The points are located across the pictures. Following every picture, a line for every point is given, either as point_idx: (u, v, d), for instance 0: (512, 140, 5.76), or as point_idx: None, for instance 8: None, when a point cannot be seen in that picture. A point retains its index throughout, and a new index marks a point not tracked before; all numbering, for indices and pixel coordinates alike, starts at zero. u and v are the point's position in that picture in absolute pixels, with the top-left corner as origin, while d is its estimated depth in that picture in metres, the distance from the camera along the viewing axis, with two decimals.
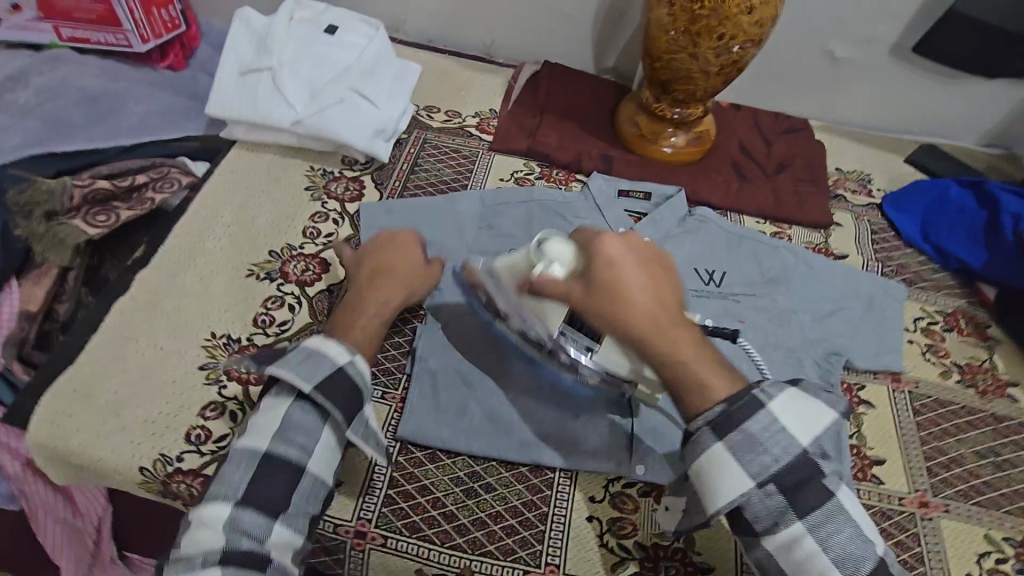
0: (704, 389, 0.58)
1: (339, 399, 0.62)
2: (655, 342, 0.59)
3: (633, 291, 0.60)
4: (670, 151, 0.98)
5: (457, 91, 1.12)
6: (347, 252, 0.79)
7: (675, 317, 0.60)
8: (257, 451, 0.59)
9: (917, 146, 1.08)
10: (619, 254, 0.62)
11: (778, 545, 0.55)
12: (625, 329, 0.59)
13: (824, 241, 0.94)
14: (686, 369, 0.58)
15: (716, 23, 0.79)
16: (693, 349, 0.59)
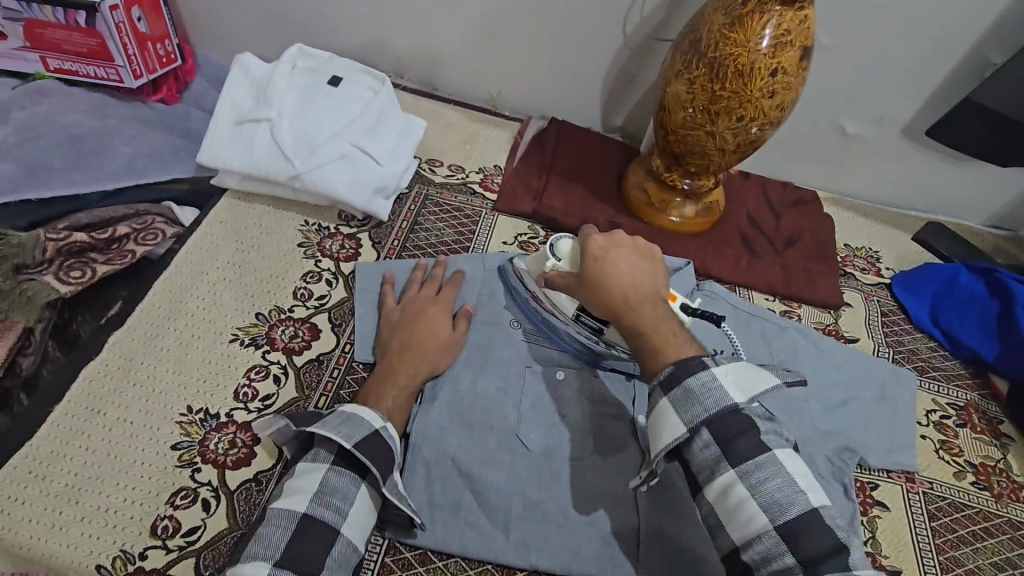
0: (659, 354, 0.61)
1: (378, 459, 0.62)
2: (628, 314, 0.64)
3: (618, 276, 0.66)
4: (679, 221, 0.96)
5: (462, 143, 1.09)
6: (389, 310, 0.79)
7: (653, 296, 0.65)
8: (295, 511, 0.58)
9: (925, 223, 1.07)
10: (615, 248, 0.69)
11: (714, 494, 0.54)
12: (604, 302, 0.66)
13: (834, 321, 0.92)
14: (656, 336, 0.62)
15: (736, 106, 0.78)
16: (663, 324, 0.63)
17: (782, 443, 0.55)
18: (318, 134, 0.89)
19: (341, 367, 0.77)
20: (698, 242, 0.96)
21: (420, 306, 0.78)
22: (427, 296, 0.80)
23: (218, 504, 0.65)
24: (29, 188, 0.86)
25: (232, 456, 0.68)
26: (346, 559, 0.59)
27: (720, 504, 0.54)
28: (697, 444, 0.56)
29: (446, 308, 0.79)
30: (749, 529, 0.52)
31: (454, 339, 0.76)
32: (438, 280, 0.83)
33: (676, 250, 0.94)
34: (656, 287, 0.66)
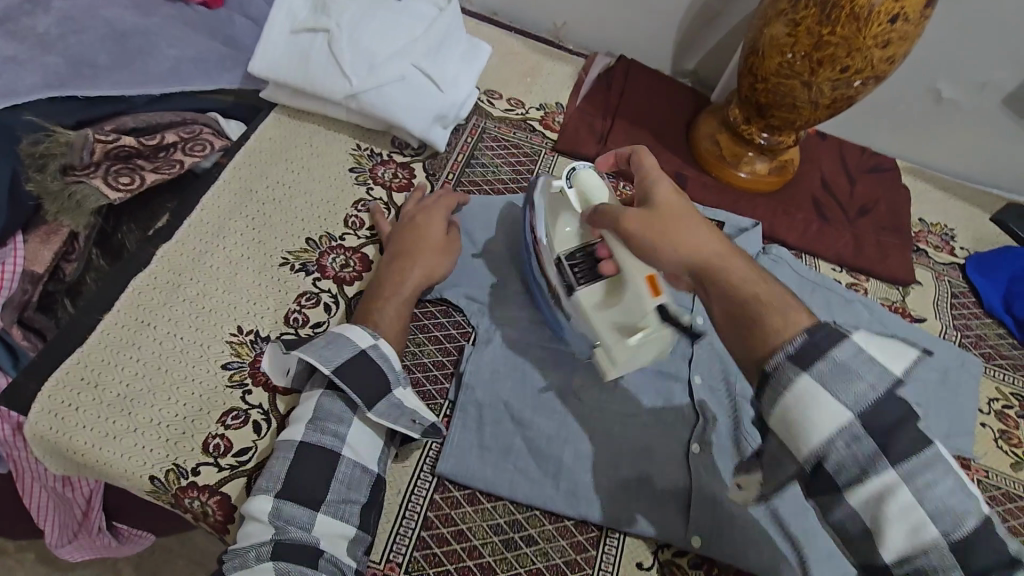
0: (774, 318, 0.50)
1: (358, 378, 0.61)
2: (714, 286, 0.53)
3: (680, 244, 0.54)
4: (748, 178, 0.90)
5: (523, 76, 1.02)
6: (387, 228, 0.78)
7: (727, 253, 0.54)
8: (293, 440, 0.59)
9: (1006, 204, 1.00)
10: (659, 188, 0.58)
11: (866, 499, 0.45)
12: (685, 271, 0.55)
13: (902, 299, 0.87)
14: (763, 302, 0.51)
15: (843, 54, 0.71)
16: (758, 285, 0.52)
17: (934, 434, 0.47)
18: (377, 51, 0.82)
19: None
20: (768, 202, 0.91)
21: (417, 216, 0.76)
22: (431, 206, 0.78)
23: (269, 427, 0.64)
24: (74, 84, 0.81)
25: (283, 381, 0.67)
26: (359, 480, 0.59)
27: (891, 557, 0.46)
28: (844, 438, 0.45)
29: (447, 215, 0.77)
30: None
31: (448, 243, 0.75)
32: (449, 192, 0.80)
33: (744, 209, 0.89)
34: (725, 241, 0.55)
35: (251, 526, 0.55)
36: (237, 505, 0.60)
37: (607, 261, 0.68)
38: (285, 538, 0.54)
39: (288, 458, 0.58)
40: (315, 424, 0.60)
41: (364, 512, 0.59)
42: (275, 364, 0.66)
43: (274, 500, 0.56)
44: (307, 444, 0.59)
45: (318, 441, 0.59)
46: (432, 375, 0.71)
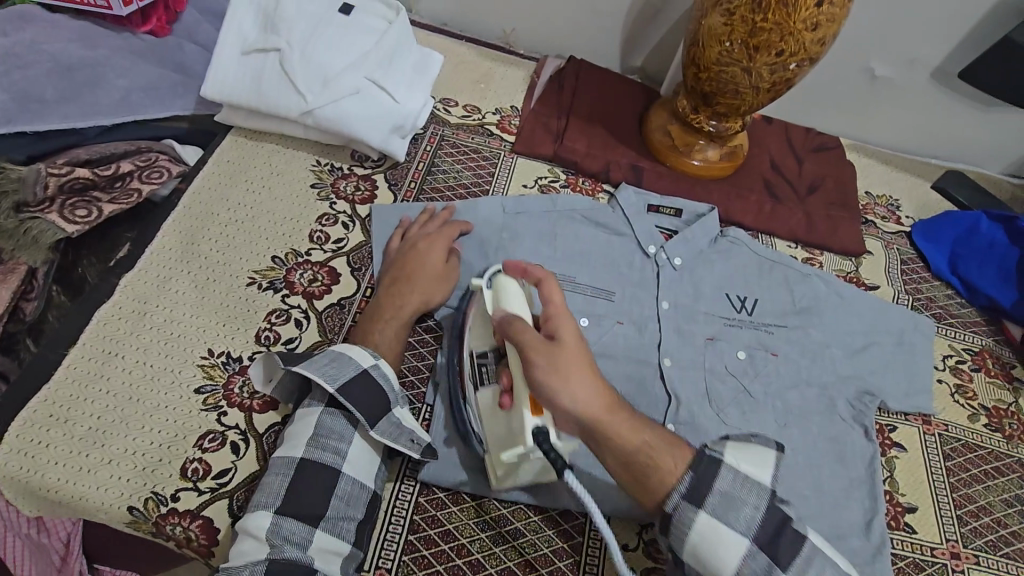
0: (660, 473, 0.55)
1: (365, 399, 0.61)
2: (602, 442, 0.56)
3: (576, 399, 0.55)
4: (701, 165, 0.93)
5: (476, 83, 1.04)
6: (394, 243, 0.78)
7: (623, 414, 0.56)
8: (292, 458, 0.59)
9: (946, 171, 1.05)
10: (563, 328, 0.58)
11: None
12: (575, 421, 0.55)
13: (855, 269, 0.91)
14: (650, 480, 0.55)
15: (776, 39, 0.74)
16: (644, 431, 0.56)
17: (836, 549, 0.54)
18: (330, 66, 0.83)
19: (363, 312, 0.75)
20: (721, 187, 0.94)
21: (419, 242, 0.76)
22: (429, 235, 0.77)
23: (247, 447, 0.64)
24: (21, 120, 0.82)
25: (259, 400, 0.67)
26: (357, 497, 0.60)
27: None
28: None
29: (449, 245, 0.76)
30: None
31: (447, 271, 0.74)
32: (450, 220, 0.80)
33: (699, 195, 0.92)
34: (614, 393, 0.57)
35: (245, 544, 0.55)
36: (220, 527, 0.59)
37: (507, 392, 0.61)
38: (279, 557, 0.53)
39: (288, 475, 0.58)
40: (314, 442, 0.60)
41: (359, 530, 0.59)
42: (262, 373, 0.66)
43: (271, 518, 0.56)
44: (308, 462, 0.59)
45: (317, 457, 0.59)
46: (409, 379, 0.71)
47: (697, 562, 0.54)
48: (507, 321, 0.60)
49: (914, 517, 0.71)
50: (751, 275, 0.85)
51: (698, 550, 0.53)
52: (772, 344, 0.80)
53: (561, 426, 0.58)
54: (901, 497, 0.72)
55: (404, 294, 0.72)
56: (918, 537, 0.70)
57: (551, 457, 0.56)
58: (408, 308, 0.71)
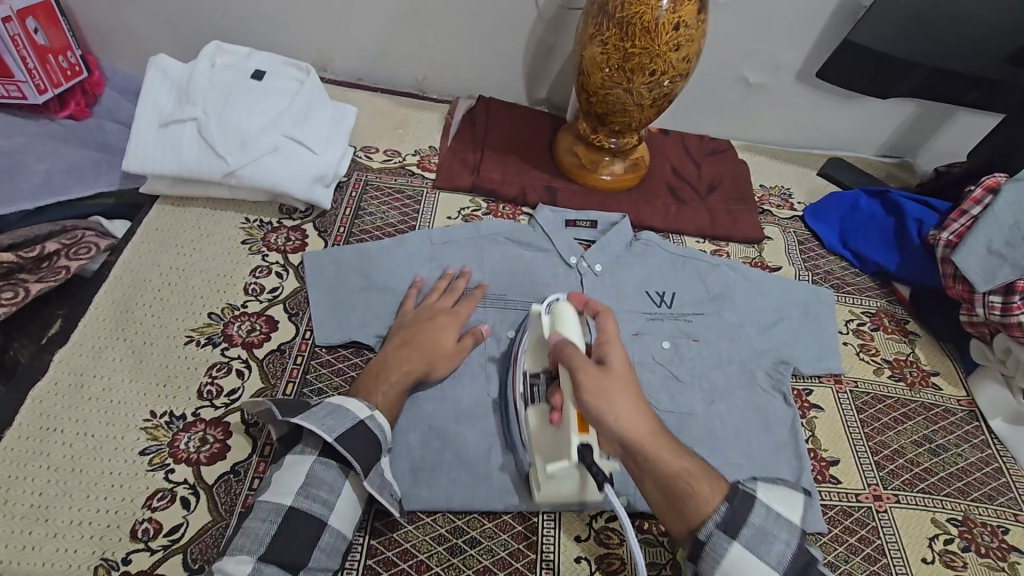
0: (693, 500, 0.56)
1: (361, 450, 0.62)
2: (640, 465, 0.58)
3: (616, 416, 0.58)
4: (610, 179, 1.02)
5: (394, 129, 1.11)
6: (410, 306, 0.80)
7: (663, 437, 0.58)
8: (282, 505, 0.59)
9: (827, 158, 1.18)
10: (610, 352, 0.63)
11: None
12: (618, 440, 0.58)
13: (759, 254, 1.00)
14: (685, 506, 0.56)
15: (648, 61, 0.84)
16: (683, 456, 0.58)
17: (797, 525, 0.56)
18: (247, 128, 0.88)
19: (304, 354, 0.78)
20: (631, 197, 1.03)
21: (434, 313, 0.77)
22: (450, 309, 0.79)
23: (198, 499, 0.64)
24: None
25: (206, 452, 0.68)
26: (337, 548, 0.60)
27: None
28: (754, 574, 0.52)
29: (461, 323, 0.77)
30: None
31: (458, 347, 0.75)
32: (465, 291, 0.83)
33: (611, 206, 1.00)
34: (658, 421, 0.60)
35: None
36: None
37: (557, 410, 0.65)
38: None
39: (275, 522, 0.58)
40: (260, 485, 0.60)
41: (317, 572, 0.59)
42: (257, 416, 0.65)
43: (255, 566, 0.55)
44: (297, 510, 0.59)
45: (307, 507, 0.59)
46: None
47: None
48: (559, 345, 0.65)
49: (838, 469, 0.77)
50: (666, 271, 0.91)
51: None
52: (693, 332, 0.87)
53: (605, 446, 0.61)
54: (824, 453, 0.79)
55: (409, 359, 0.72)
56: (844, 486, 0.76)
57: (592, 470, 0.60)
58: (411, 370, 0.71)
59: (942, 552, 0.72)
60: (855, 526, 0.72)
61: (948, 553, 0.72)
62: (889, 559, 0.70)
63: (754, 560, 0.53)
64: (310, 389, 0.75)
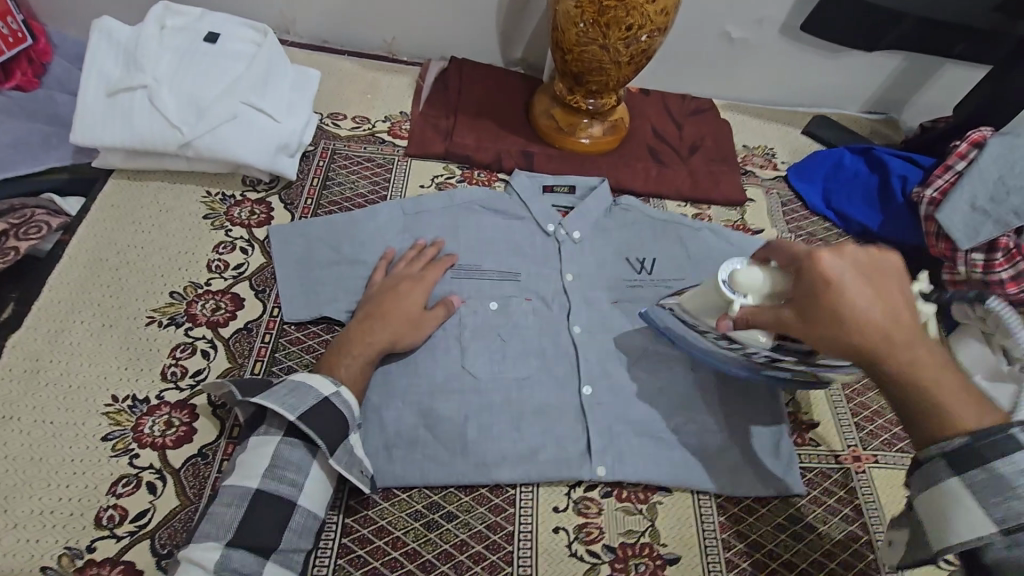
0: (943, 420, 0.47)
1: (325, 427, 0.61)
2: (879, 365, 0.49)
3: (870, 313, 0.49)
4: (589, 142, 0.98)
5: (363, 94, 1.05)
6: (377, 276, 0.78)
7: (921, 338, 0.49)
8: (247, 489, 0.58)
9: (812, 116, 1.15)
10: (846, 265, 0.51)
11: None
12: (857, 343, 0.49)
13: (741, 217, 0.98)
14: (931, 415, 0.48)
15: (623, 15, 0.79)
16: (943, 370, 0.48)
17: None
18: (201, 95, 0.83)
19: (272, 332, 0.75)
20: (610, 160, 1.00)
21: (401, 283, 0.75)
22: (422, 277, 0.77)
23: (164, 484, 0.63)
24: None
25: (172, 436, 0.66)
26: (311, 527, 0.59)
27: None
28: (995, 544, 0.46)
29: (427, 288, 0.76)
30: None
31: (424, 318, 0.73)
32: (435, 257, 0.81)
33: (589, 170, 0.97)
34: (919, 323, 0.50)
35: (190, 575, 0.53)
36: (143, 568, 0.58)
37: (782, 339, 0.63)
38: None
39: (241, 507, 0.57)
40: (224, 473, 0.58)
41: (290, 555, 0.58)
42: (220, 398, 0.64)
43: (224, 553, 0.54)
44: (263, 493, 0.58)
45: (274, 491, 0.58)
46: None
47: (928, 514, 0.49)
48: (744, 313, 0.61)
49: (817, 432, 0.76)
50: (648, 236, 0.89)
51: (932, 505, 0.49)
52: None
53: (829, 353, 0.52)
54: (805, 415, 0.78)
55: (373, 332, 0.70)
56: (823, 448, 0.75)
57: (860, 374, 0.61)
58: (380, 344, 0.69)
59: None
60: (833, 488, 0.72)
61: None
62: (867, 519, 0.70)
63: (970, 501, 0.47)
64: (279, 368, 0.73)
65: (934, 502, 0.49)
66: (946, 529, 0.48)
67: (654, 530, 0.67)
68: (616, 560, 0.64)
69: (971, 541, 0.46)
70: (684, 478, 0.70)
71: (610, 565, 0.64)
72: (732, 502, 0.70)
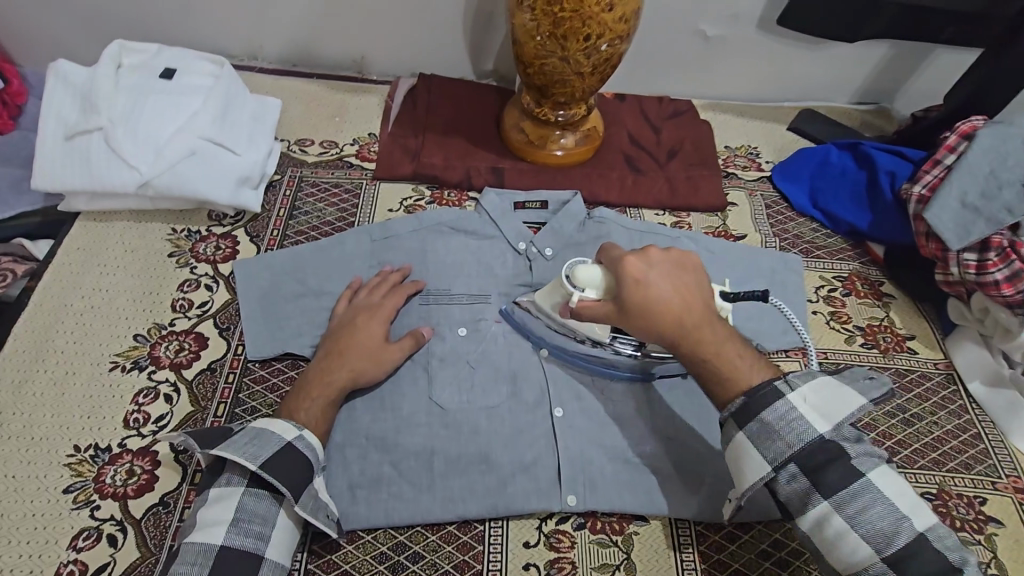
0: (727, 377, 0.59)
1: (289, 475, 0.58)
2: (682, 343, 0.60)
3: (667, 301, 0.60)
4: (561, 154, 0.95)
5: (332, 117, 1.04)
6: (341, 306, 0.76)
7: (705, 316, 0.61)
8: (210, 547, 0.55)
9: (798, 111, 1.10)
10: (651, 266, 0.62)
11: (811, 523, 0.56)
12: (660, 327, 0.60)
13: (723, 223, 0.94)
14: (716, 376, 0.60)
15: (580, 25, 0.77)
16: (727, 340, 0.60)
17: (877, 463, 0.55)
18: (159, 133, 0.82)
19: (236, 371, 0.74)
20: (584, 171, 0.97)
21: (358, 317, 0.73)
22: (381, 308, 0.74)
23: (125, 536, 0.62)
24: None
25: (133, 485, 0.65)
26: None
27: (816, 533, 0.55)
28: (781, 477, 0.57)
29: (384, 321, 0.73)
30: (851, 559, 0.53)
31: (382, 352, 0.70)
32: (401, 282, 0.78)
33: (562, 183, 0.94)
34: (706, 304, 0.62)
35: None
36: None
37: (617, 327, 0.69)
38: None
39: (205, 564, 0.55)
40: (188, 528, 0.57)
41: None
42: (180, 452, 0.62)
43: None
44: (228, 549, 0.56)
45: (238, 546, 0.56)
46: None
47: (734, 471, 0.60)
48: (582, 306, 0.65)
49: None
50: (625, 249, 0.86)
51: (734, 461, 0.59)
52: None
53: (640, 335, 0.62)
54: None
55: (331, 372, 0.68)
56: None
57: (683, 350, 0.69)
58: (339, 384, 0.67)
59: None
60: None
61: None
62: None
63: (752, 447, 0.58)
64: (242, 409, 0.71)
65: (730, 454, 0.59)
66: (742, 477, 0.58)
67: (629, 562, 0.64)
68: None
69: (756, 480, 0.57)
70: (660, 507, 0.67)
71: None
72: (712, 530, 0.67)
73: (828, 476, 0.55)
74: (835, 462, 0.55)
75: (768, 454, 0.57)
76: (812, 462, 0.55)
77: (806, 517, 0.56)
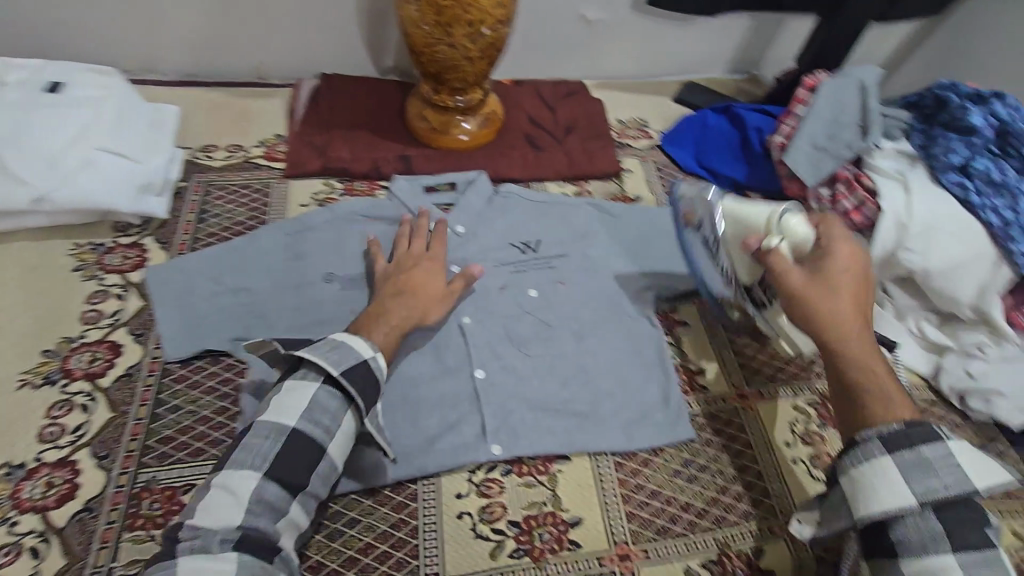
0: (874, 402, 0.58)
1: (361, 385, 0.62)
2: (829, 348, 0.62)
3: (827, 299, 0.63)
4: (465, 138, 1.00)
5: (235, 121, 1.05)
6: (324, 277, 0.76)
7: (854, 330, 0.62)
8: (286, 426, 0.58)
9: (680, 84, 1.20)
10: (847, 254, 0.68)
11: (920, 570, 0.50)
12: (814, 323, 0.63)
13: (620, 188, 1.02)
14: (863, 399, 0.58)
15: (462, 12, 0.82)
16: (877, 362, 0.60)
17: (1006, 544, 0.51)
18: (49, 146, 0.81)
19: (155, 374, 0.74)
20: (488, 152, 1.02)
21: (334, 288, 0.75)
22: (426, 253, 0.80)
23: (49, 546, 0.61)
24: None
25: (53, 496, 0.64)
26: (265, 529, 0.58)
27: None
28: (913, 520, 0.52)
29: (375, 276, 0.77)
30: None
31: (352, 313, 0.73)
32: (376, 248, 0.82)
33: (468, 165, 0.99)
34: (867, 322, 0.63)
35: (222, 501, 0.54)
36: None
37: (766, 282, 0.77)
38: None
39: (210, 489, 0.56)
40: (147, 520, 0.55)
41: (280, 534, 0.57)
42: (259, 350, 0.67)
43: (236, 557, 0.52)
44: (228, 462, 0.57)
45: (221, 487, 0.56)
46: (215, 422, 0.71)
47: (857, 493, 0.55)
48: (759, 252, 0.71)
49: (704, 377, 0.81)
50: (534, 218, 0.90)
51: (863, 485, 0.54)
52: (561, 276, 0.85)
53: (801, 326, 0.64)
54: (690, 364, 0.83)
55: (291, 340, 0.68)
56: (711, 392, 0.80)
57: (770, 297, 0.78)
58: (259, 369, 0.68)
59: (803, 433, 0.77)
60: (724, 427, 0.77)
61: (809, 432, 0.77)
62: (756, 451, 0.75)
63: (902, 480, 0.53)
64: (164, 408, 0.72)
65: (861, 476, 0.55)
66: (876, 497, 0.53)
67: (555, 498, 0.69)
68: (521, 533, 0.66)
69: (891, 508, 0.52)
70: (580, 444, 0.72)
71: (515, 539, 0.66)
72: (628, 458, 0.73)
73: (961, 533, 0.50)
74: (971, 521, 0.51)
75: (920, 487, 0.52)
76: (951, 510, 0.51)
77: (922, 562, 0.50)
